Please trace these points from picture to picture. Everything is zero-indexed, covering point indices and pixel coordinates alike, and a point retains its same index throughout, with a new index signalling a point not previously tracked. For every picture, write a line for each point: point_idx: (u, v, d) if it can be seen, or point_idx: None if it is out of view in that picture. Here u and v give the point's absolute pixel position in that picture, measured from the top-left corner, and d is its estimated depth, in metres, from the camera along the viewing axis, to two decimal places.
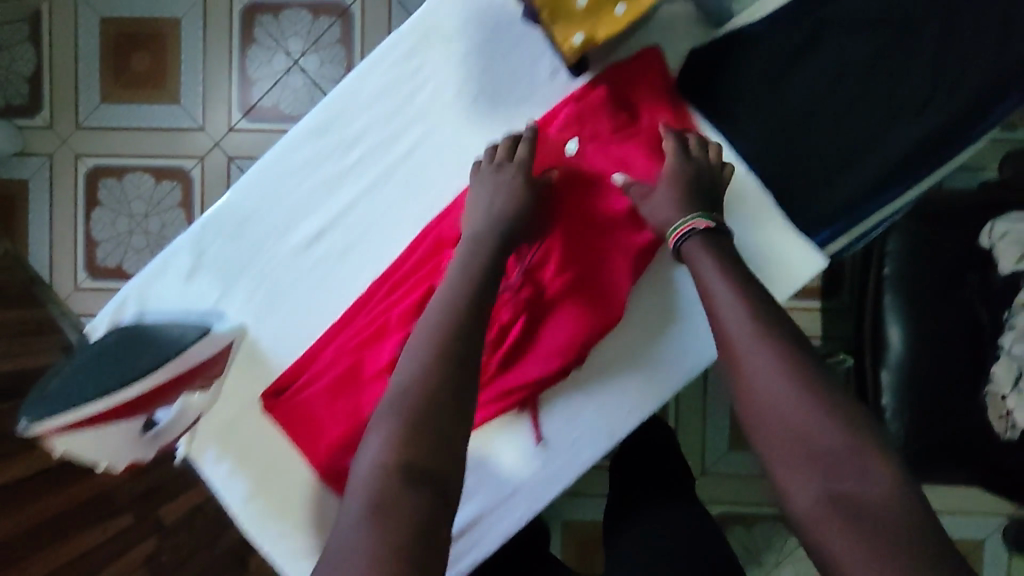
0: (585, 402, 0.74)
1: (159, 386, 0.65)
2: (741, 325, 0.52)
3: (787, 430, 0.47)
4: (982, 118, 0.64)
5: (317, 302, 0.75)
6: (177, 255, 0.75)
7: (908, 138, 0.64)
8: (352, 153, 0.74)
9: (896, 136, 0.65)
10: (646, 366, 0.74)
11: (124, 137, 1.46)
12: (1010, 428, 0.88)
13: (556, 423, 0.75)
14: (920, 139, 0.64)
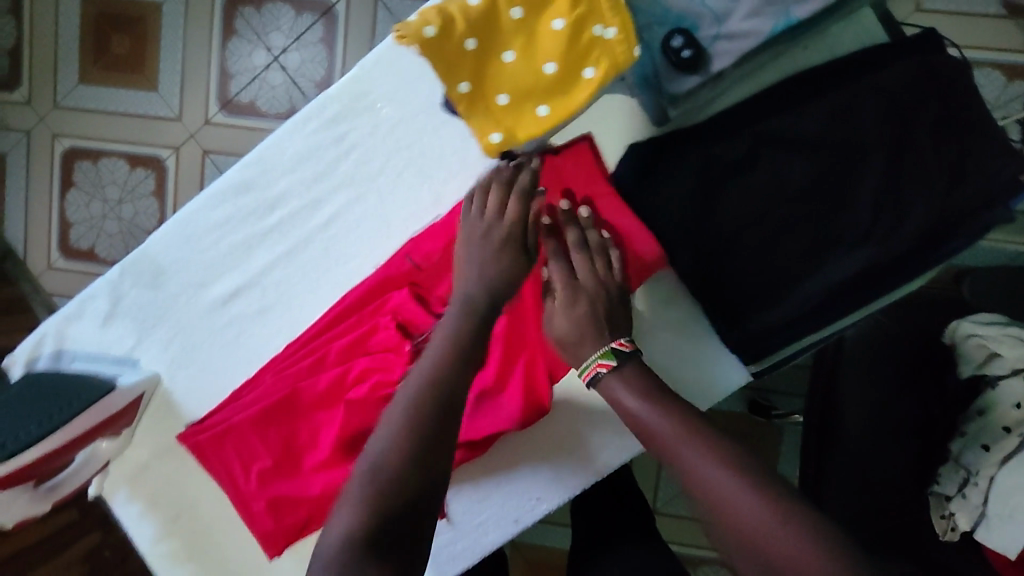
0: (494, 488, 0.73)
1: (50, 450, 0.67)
2: (666, 427, 0.54)
3: (725, 526, 0.48)
4: (919, 259, 0.62)
5: (229, 362, 0.73)
6: (93, 301, 0.73)
7: (840, 272, 0.62)
8: (274, 214, 0.71)
9: (827, 270, 0.63)
10: (561, 456, 0.72)
11: (101, 121, 1.44)
12: (950, 530, 0.78)
13: (462, 504, 0.73)
14: (853, 275, 0.62)
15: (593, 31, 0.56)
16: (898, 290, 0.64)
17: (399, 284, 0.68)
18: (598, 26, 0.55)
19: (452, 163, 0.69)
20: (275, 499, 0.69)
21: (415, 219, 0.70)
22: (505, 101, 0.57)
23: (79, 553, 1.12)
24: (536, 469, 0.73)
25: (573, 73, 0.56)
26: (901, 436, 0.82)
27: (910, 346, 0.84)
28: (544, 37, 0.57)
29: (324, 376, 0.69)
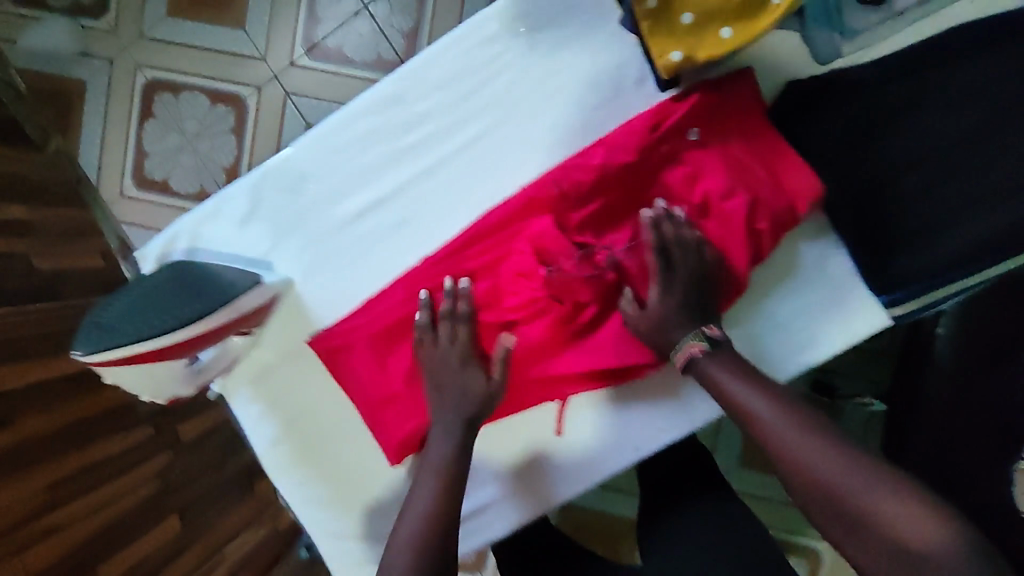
0: (609, 415, 0.83)
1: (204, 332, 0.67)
2: (776, 416, 0.62)
3: (852, 503, 0.56)
4: None
5: (362, 271, 0.75)
6: (232, 202, 0.75)
7: (983, 228, 0.65)
8: (418, 130, 0.72)
9: (967, 226, 0.66)
10: (671, 399, 0.82)
11: (184, 54, 1.44)
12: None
13: (579, 426, 0.84)
14: (996, 231, 0.64)
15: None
16: None
17: (543, 209, 0.69)
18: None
19: (602, 90, 0.70)
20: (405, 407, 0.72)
21: (559, 146, 0.71)
22: (727, 33, 0.60)
23: (154, 469, 1.14)
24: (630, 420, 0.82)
25: (761, 1, 0.60)
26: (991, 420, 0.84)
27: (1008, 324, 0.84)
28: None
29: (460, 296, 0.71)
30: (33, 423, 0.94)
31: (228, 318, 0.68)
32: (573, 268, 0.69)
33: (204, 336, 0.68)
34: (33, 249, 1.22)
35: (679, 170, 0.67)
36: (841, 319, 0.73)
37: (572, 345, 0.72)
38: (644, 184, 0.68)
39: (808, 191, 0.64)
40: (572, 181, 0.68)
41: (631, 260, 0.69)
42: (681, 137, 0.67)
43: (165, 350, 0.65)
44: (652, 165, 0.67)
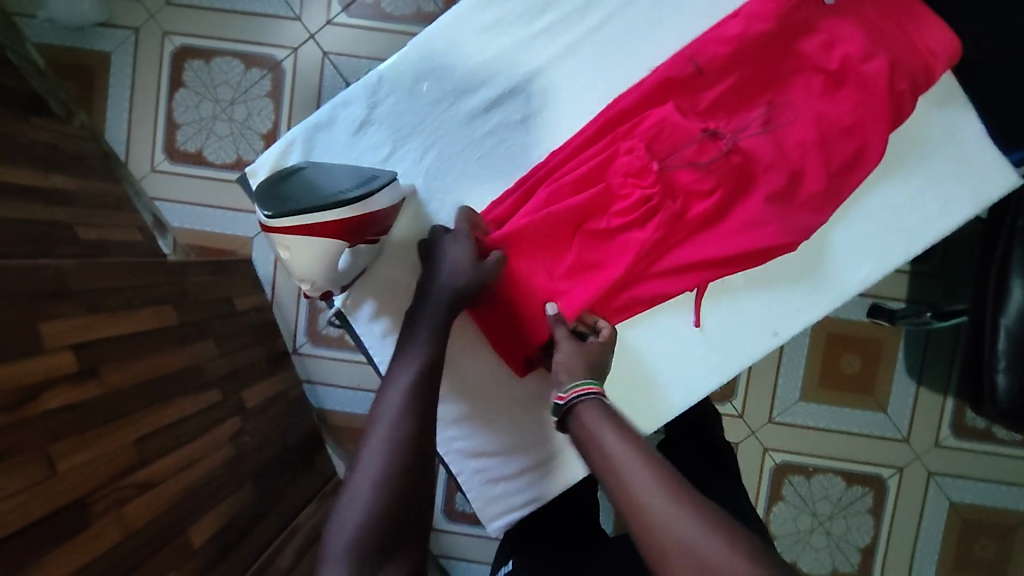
0: (750, 299, 0.73)
1: (362, 217, 0.64)
2: (623, 446, 0.58)
3: (676, 545, 0.51)
4: None
5: (486, 172, 0.74)
6: (349, 107, 0.72)
7: None
8: (544, 18, 0.71)
9: None
10: (813, 275, 0.72)
11: (215, 19, 1.41)
12: None
13: (719, 315, 0.73)
14: None
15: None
16: None
17: (672, 90, 0.71)
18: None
19: None
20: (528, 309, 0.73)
21: (689, 25, 0.72)
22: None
23: (229, 432, 1.08)
24: (747, 314, 0.73)
25: None
26: None
27: None
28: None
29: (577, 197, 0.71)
30: (119, 374, 0.88)
31: (371, 210, 0.65)
32: (694, 154, 0.71)
33: (365, 223, 0.65)
34: (76, 220, 1.14)
35: (809, 42, 0.71)
36: (974, 176, 0.70)
37: (705, 229, 0.72)
38: (775, 58, 0.71)
39: (944, 51, 0.68)
40: (701, 62, 0.70)
41: (763, 136, 0.71)
42: (812, 9, 0.70)
43: (328, 227, 0.62)
44: (781, 40, 0.70)
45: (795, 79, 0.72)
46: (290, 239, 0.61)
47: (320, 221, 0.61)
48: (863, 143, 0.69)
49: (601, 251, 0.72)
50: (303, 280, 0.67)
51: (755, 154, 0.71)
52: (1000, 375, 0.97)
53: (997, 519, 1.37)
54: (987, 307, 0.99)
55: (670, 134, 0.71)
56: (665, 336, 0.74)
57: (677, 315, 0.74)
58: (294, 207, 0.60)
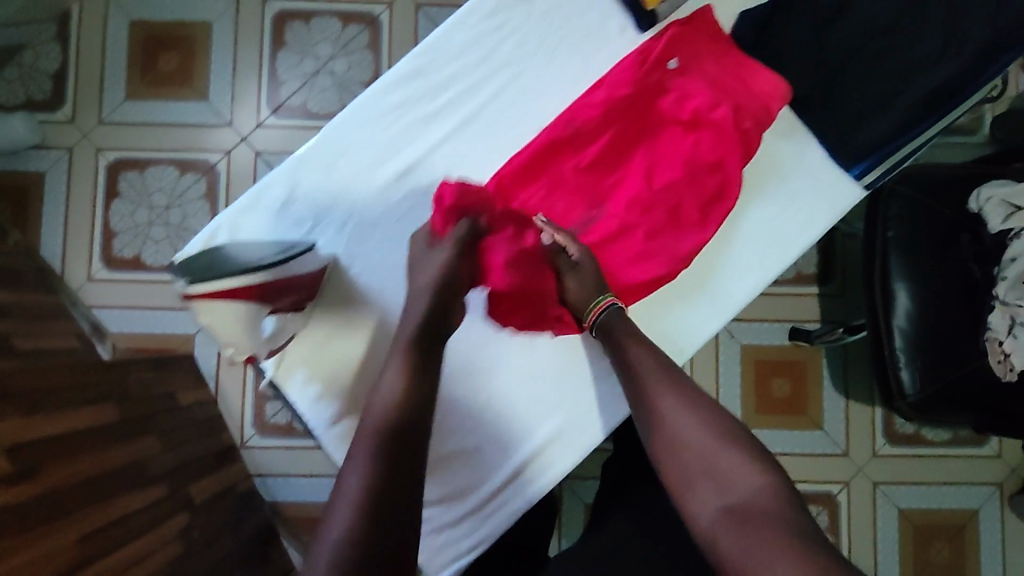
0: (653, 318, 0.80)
1: (269, 283, 0.68)
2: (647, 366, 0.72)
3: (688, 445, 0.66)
4: (973, 81, 0.78)
5: (404, 234, 0.80)
6: (271, 189, 0.78)
7: (926, 88, 0.79)
8: (441, 97, 0.79)
9: (908, 92, 0.80)
10: (705, 291, 0.81)
11: (146, 132, 1.50)
12: (1009, 371, 1.04)
13: None
14: (936, 87, 0.79)
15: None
16: (941, 122, 0.82)
17: (557, 148, 0.80)
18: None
19: (593, 45, 0.81)
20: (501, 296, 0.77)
21: (568, 90, 0.81)
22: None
23: (177, 528, 1.05)
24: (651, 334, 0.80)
25: None
26: (950, 296, 1.07)
27: (941, 219, 1.09)
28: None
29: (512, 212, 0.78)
30: (57, 474, 0.86)
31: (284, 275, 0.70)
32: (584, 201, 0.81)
33: (274, 288, 0.69)
34: (14, 331, 1.13)
35: (665, 101, 0.81)
36: (827, 191, 0.81)
37: (610, 259, 0.79)
38: (646, 115, 0.82)
39: (777, 94, 0.80)
40: (582, 126, 0.80)
41: (644, 181, 0.81)
42: (676, 68, 0.81)
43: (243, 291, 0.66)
44: (639, 100, 0.81)
45: (666, 131, 0.82)
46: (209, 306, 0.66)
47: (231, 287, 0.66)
48: (722, 182, 0.80)
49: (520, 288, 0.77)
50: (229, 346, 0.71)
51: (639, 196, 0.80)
52: (903, 371, 1.07)
53: (944, 520, 1.43)
54: (880, 313, 1.10)
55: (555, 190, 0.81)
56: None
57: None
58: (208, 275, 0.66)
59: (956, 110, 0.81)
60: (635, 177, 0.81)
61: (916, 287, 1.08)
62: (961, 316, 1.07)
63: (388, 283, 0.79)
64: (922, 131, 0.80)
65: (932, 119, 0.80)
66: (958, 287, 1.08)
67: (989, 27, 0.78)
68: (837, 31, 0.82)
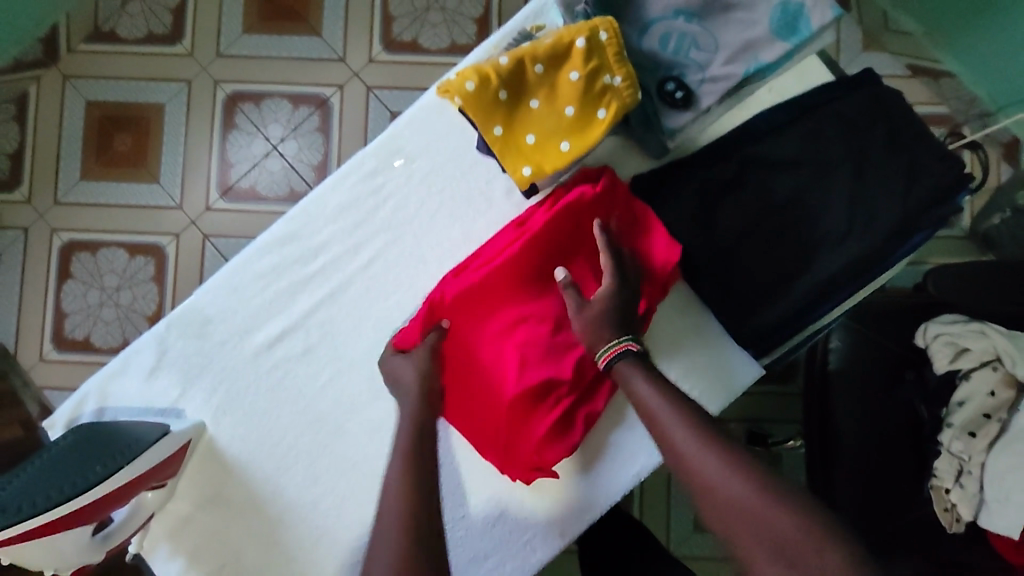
0: (503, 513, 0.75)
1: (116, 490, 0.66)
2: (660, 404, 0.62)
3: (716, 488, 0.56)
4: (883, 261, 0.71)
5: (273, 403, 0.77)
6: (139, 355, 0.77)
7: (833, 265, 0.71)
8: (315, 261, 0.77)
9: (817, 267, 0.71)
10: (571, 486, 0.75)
11: (99, 214, 1.49)
12: (955, 521, 0.96)
13: (477, 526, 0.75)
14: (844, 266, 0.71)
15: (599, 37, 0.66)
16: (852, 297, 0.74)
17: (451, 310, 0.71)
18: (581, 37, 0.66)
19: (475, 208, 0.77)
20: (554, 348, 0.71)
21: (449, 255, 0.77)
22: (528, 174, 0.67)
23: None
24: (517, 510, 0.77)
25: (589, 116, 0.67)
26: (894, 435, 1.00)
27: (886, 352, 1.01)
28: (570, 49, 0.66)
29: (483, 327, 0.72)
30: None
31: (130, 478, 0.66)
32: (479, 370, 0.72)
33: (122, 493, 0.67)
34: None
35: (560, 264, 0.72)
36: (721, 371, 0.75)
37: (514, 438, 0.71)
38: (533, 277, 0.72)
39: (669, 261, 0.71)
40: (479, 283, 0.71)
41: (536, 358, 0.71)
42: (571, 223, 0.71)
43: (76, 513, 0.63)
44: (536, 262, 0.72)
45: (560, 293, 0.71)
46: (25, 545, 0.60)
47: (73, 509, 0.62)
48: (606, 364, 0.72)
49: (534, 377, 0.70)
50: (53, 566, 0.65)
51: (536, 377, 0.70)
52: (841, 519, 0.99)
53: None
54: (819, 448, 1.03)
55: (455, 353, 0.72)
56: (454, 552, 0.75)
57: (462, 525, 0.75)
58: (28, 510, 0.59)
59: (869, 284, 0.74)
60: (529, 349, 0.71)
61: (860, 424, 1.00)
62: (905, 458, 1.00)
63: (256, 452, 0.76)
64: (831, 307, 0.72)
65: (842, 297, 0.72)
66: (902, 427, 1.01)
67: (898, 208, 0.71)
68: (730, 206, 0.73)
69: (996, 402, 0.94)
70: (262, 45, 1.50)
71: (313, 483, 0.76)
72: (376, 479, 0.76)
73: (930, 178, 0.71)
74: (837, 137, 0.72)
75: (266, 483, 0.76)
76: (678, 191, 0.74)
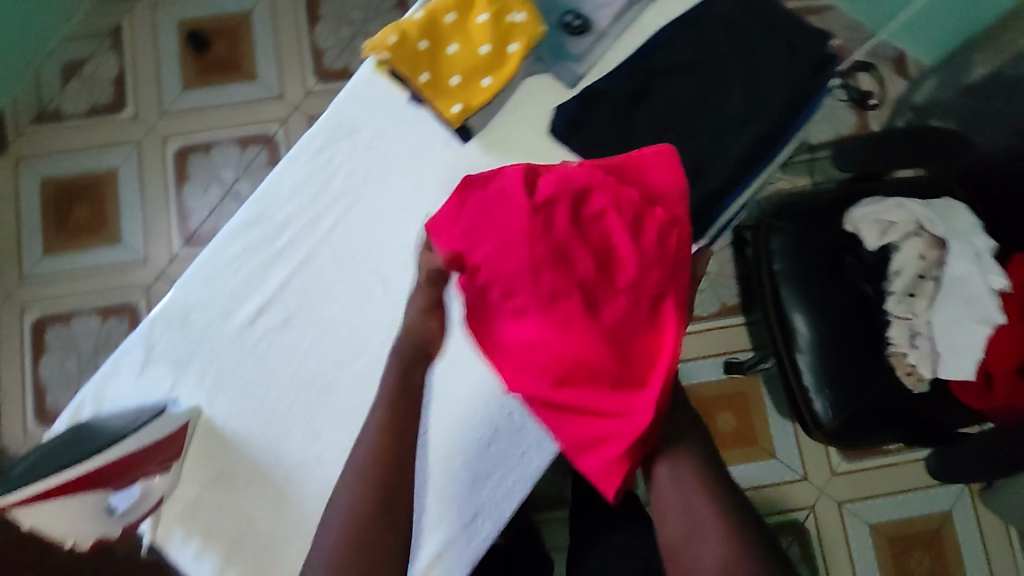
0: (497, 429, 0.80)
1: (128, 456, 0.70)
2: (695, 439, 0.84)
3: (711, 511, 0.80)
4: (784, 133, 0.81)
5: (263, 374, 0.81)
6: (127, 354, 0.80)
7: (743, 142, 0.79)
8: (281, 238, 0.83)
9: (731, 146, 0.80)
10: None
11: (66, 283, 1.52)
12: (918, 381, 1.04)
13: (474, 446, 0.80)
14: (753, 142, 0.79)
15: None
16: (766, 171, 0.83)
17: (479, 217, 0.68)
18: None
19: (420, 161, 0.84)
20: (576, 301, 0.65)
21: (402, 207, 0.84)
22: (459, 110, 0.75)
23: None
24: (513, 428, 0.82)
25: (503, 51, 0.76)
26: (846, 315, 1.08)
27: (822, 242, 1.10)
28: None
29: (511, 249, 0.65)
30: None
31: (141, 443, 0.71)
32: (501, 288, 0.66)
33: (128, 463, 0.70)
34: None
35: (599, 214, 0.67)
36: None
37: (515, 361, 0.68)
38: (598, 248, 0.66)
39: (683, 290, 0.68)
40: (535, 217, 0.66)
41: (557, 300, 0.65)
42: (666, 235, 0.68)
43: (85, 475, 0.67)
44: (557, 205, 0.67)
45: (625, 279, 0.66)
46: (33, 509, 0.63)
47: (85, 470, 0.67)
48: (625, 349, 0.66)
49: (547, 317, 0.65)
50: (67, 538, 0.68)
51: (549, 317, 0.65)
52: (816, 401, 1.06)
53: (914, 526, 1.40)
54: (783, 344, 1.10)
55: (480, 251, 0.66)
56: (458, 475, 0.79)
57: (468, 455, 0.80)
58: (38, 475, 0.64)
59: (778, 157, 0.82)
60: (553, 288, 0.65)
61: (814, 313, 1.08)
62: (862, 334, 1.07)
63: (255, 423, 0.80)
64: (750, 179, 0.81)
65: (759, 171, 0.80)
66: (852, 306, 1.08)
67: (788, 85, 0.80)
68: (643, 113, 0.82)
69: (926, 262, 1.04)
70: (204, 98, 1.61)
71: (313, 441, 0.80)
72: None
73: (807, 56, 0.81)
74: (721, 38, 0.82)
75: (267, 452, 0.80)
76: (600, 105, 0.82)
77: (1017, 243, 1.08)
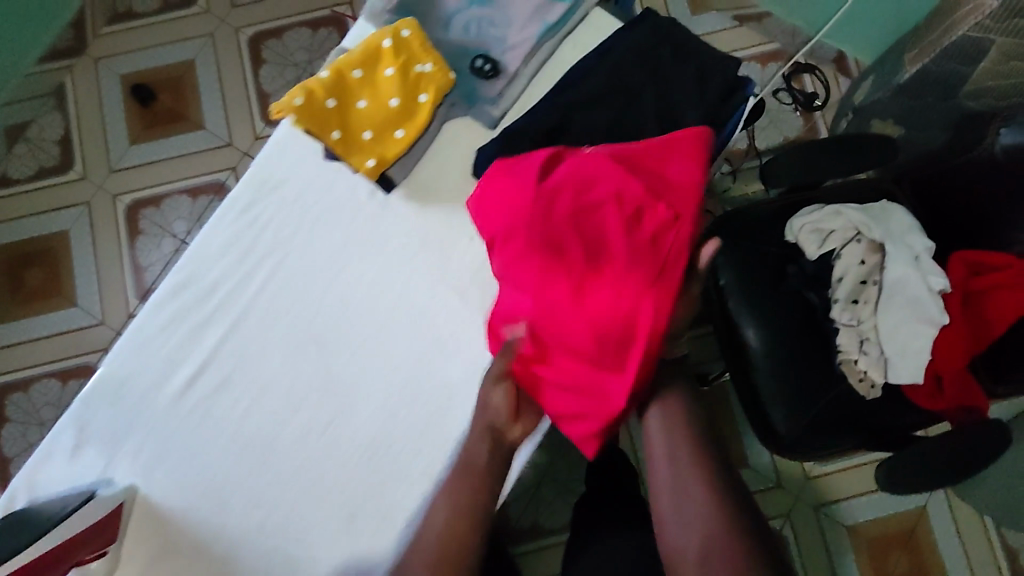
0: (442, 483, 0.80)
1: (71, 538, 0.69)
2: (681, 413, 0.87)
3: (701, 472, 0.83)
4: None
5: (200, 444, 0.80)
6: (61, 436, 0.79)
7: None
8: (210, 302, 0.82)
9: None
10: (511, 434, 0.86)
11: (24, 350, 1.51)
12: (871, 387, 1.04)
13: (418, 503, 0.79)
14: None
15: (402, 34, 0.76)
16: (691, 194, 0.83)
17: (504, 201, 0.77)
18: (386, 38, 0.76)
19: (345, 214, 0.84)
20: (568, 276, 0.70)
21: (329, 262, 0.83)
22: (374, 165, 0.75)
23: None
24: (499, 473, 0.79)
25: (413, 102, 0.76)
26: (795, 326, 1.08)
27: (766, 253, 1.11)
28: (380, 51, 0.76)
29: (518, 230, 0.74)
30: None
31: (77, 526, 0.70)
32: (510, 262, 0.74)
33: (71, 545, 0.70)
34: None
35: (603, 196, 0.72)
36: None
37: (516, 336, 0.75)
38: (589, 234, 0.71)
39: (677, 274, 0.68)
40: (540, 204, 0.73)
41: (551, 272, 0.71)
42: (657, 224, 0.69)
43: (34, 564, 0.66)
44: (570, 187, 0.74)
45: (613, 258, 0.69)
46: None
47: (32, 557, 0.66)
48: (610, 325, 0.69)
49: (540, 292, 0.72)
50: None
51: (540, 291, 0.72)
52: (771, 413, 1.06)
53: (890, 525, 1.40)
54: (735, 358, 1.10)
55: (499, 233, 0.76)
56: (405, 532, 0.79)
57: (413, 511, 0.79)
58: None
59: None
60: (546, 264, 0.71)
61: (763, 325, 1.08)
62: (812, 343, 1.08)
63: (193, 496, 0.79)
64: None
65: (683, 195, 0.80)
66: (801, 316, 1.09)
67: (702, 108, 0.81)
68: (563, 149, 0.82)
69: (867, 267, 1.04)
70: (152, 151, 1.60)
71: (253, 510, 0.79)
72: (311, 485, 0.79)
73: (718, 79, 0.82)
74: (634, 68, 0.83)
75: (207, 525, 0.79)
76: (519, 143, 0.81)
77: (959, 241, 1.08)
